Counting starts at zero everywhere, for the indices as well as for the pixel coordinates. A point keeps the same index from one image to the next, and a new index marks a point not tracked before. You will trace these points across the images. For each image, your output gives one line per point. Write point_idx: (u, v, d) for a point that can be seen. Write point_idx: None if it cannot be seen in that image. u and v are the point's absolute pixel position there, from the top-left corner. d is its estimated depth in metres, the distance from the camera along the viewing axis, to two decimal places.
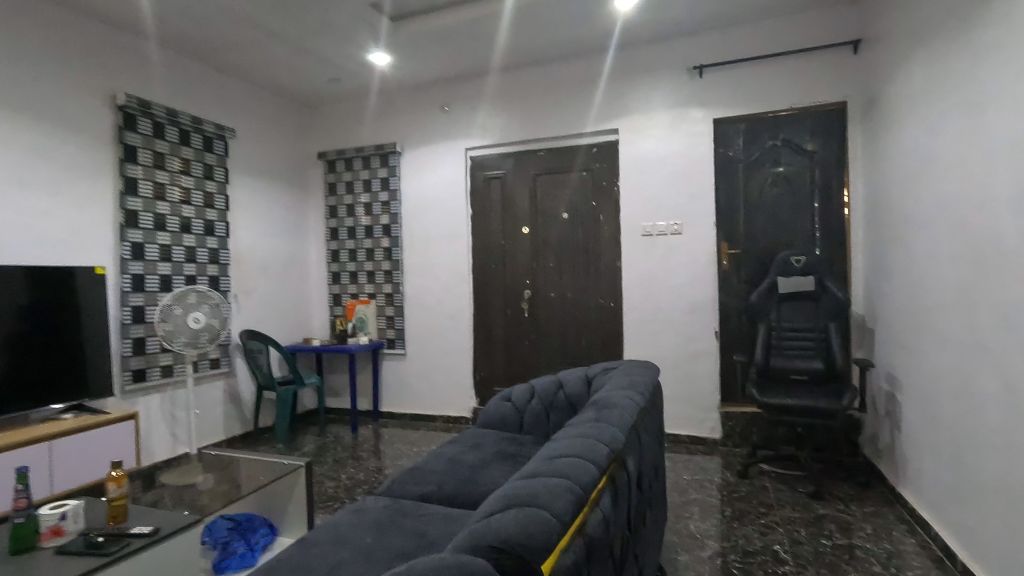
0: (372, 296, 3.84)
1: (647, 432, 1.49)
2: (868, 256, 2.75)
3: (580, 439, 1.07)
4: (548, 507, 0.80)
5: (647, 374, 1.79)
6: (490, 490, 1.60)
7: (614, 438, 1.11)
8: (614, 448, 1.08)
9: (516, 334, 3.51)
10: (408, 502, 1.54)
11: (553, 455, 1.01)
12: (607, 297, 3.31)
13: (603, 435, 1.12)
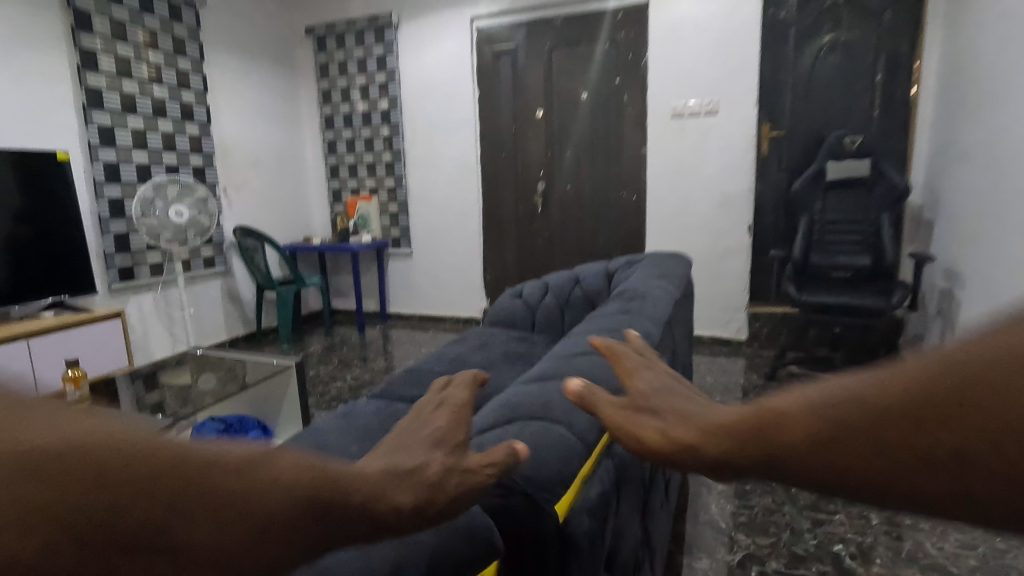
0: (374, 191, 3.56)
1: (680, 329, 1.29)
2: (935, 137, 2.40)
3: (607, 335, 0.86)
4: (566, 421, 0.60)
5: (678, 265, 1.56)
6: (497, 392, 1.43)
7: (649, 335, 0.90)
8: (649, 345, 0.87)
9: (528, 231, 3.24)
10: (403, 406, 1.37)
11: (573, 353, 0.80)
12: (629, 189, 2.98)
13: (636, 330, 0.90)
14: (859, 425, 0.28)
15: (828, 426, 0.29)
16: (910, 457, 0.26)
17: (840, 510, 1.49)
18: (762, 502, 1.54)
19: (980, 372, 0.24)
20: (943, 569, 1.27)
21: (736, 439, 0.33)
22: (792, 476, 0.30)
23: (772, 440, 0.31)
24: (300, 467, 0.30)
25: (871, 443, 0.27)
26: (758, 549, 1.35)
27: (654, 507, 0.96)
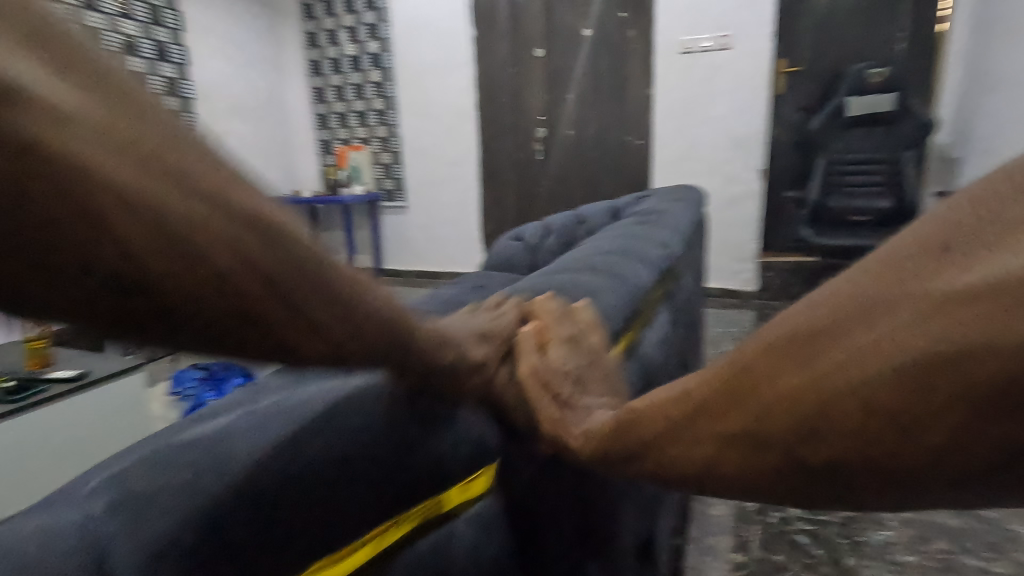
0: (365, 141, 3.39)
1: (699, 258, 1.17)
2: (969, 69, 2.26)
3: (621, 242, 0.73)
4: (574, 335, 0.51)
5: (695, 194, 1.42)
6: None
7: (670, 247, 0.77)
8: (671, 255, 0.75)
9: (528, 180, 3.07)
10: None
11: (582, 256, 0.68)
12: (634, 133, 2.80)
13: (657, 238, 0.78)
14: (723, 423, 0.37)
15: (693, 425, 0.38)
16: (768, 442, 0.35)
17: None
18: None
19: (811, 336, 0.33)
20: (978, 513, 1.18)
21: (621, 435, 0.42)
22: (695, 473, 0.39)
23: (666, 433, 0.40)
24: (399, 315, 0.36)
25: (741, 438, 0.36)
26: None
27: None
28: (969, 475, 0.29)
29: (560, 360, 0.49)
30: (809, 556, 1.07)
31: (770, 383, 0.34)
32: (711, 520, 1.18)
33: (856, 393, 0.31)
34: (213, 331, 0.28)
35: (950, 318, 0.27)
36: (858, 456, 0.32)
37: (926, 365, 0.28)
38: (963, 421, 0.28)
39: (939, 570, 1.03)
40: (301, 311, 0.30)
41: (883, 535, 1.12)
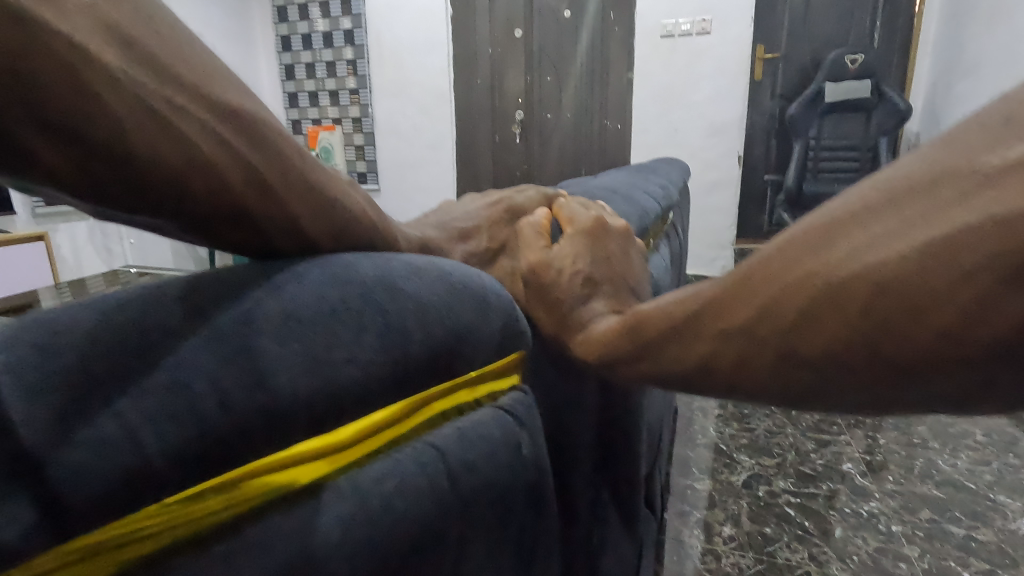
0: (337, 121, 3.27)
1: (682, 222, 1.16)
2: (941, 59, 2.32)
3: (603, 191, 0.69)
4: (579, 251, 0.50)
5: (675, 164, 1.41)
6: None
7: (652, 209, 0.74)
8: (662, 202, 0.80)
9: (505, 164, 3.02)
10: None
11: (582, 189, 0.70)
12: (614, 118, 2.78)
13: (649, 187, 0.82)
14: (728, 321, 0.37)
15: (699, 323, 0.39)
16: (765, 333, 0.35)
17: (844, 429, 1.40)
18: (762, 425, 1.42)
19: (828, 235, 0.32)
20: (960, 484, 1.18)
21: (630, 336, 0.43)
22: (696, 372, 0.39)
23: (670, 334, 0.40)
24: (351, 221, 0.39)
25: (744, 336, 0.36)
26: (763, 469, 1.23)
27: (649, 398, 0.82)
28: (981, 376, 0.28)
29: (569, 261, 0.49)
30: (798, 527, 1.05)
31: (779, 275, 0.34)
32: (699, 494, 1.15)
33: (862, 293, 0.30)
34: (187, 201, 0.30)
35: (982, 194, 0.26)
36: (857, 349, 0.31)
37: (953, 243, 0.27)
38: (981, 309, 0.26)
39: (927, 538, 1.02)
40: (262, 190, 0.33)
41: (870, 505, 1.11)
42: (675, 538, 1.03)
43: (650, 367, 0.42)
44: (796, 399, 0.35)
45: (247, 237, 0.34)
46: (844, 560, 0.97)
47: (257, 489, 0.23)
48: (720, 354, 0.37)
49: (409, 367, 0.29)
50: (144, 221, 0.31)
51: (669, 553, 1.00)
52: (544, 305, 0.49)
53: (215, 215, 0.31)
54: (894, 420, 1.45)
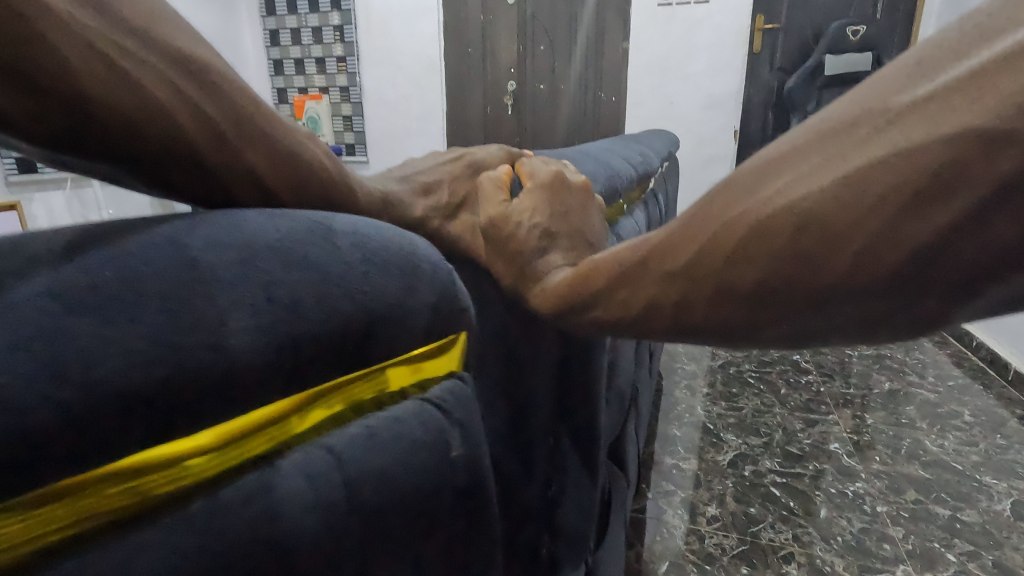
0: (324, 90, 3.17)
1: (667, 197, 1.14)
2: None
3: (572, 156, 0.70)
4: (534, 208, 0.54)
5: (665, 137, 1.38)
6: None
7: (627, 177, 0.74)
8: (639, 172, 0.80)
9: (497, 137, 2.95)
10: None
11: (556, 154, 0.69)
12: (610, 90, 2.73)
13: (631, 157, 0.83)
14: (672, 262, 0.39)
15: (645, 268, 0.41)
16: (704, 271, 0.37)
17: (833, 409, 1.38)
18: (750, 404, 1.41)
19: (756, 180, 0.35)
20: (946, 464, 1.17)
21: (592, 281, 0.46)
22: (642, 313, 0.42)
23: (620, 277, 0.43)
24: (317, 171, 0.40)
25: (687, 274, 0.38)
26: (750, 448, 1.22)
27: (621, 364, 0.82)
28: (884, 302, 0.31)
29: (526, 214, 0.53)
30: (783, 508, 1.03)
31: (718, 215, 0.36)
32: (684, 473, 1.14)
33: (786, 230, 0.32)
34: (146, 149, 0.31)
35: (897, 129, 0.29)
36: (778, 284, 0.34)
37: (871, 174, 0.29)
38: (882, 239, 0.29)
39: (912, 519, 1.01)
40: (219, 142, 0.33)
41: (856, 486, 1.10)
42: (664, 531, 0.99)
43: (604, 311, 0.45)
44: (728, 334, 0.38)
45: (208, 192, 0.34)
46: (828, 541, 0.96)
47: (117, 495, 0.21)
48: (664, 294, 0.40)
49: (304, 351, 0.26)
50: (100, 167, 0.32)
51: (650, 533, 0.99)
52: (504, 257, 0.53)
53: (171, 166, 0.32)
54: (883, 400, 1.43)
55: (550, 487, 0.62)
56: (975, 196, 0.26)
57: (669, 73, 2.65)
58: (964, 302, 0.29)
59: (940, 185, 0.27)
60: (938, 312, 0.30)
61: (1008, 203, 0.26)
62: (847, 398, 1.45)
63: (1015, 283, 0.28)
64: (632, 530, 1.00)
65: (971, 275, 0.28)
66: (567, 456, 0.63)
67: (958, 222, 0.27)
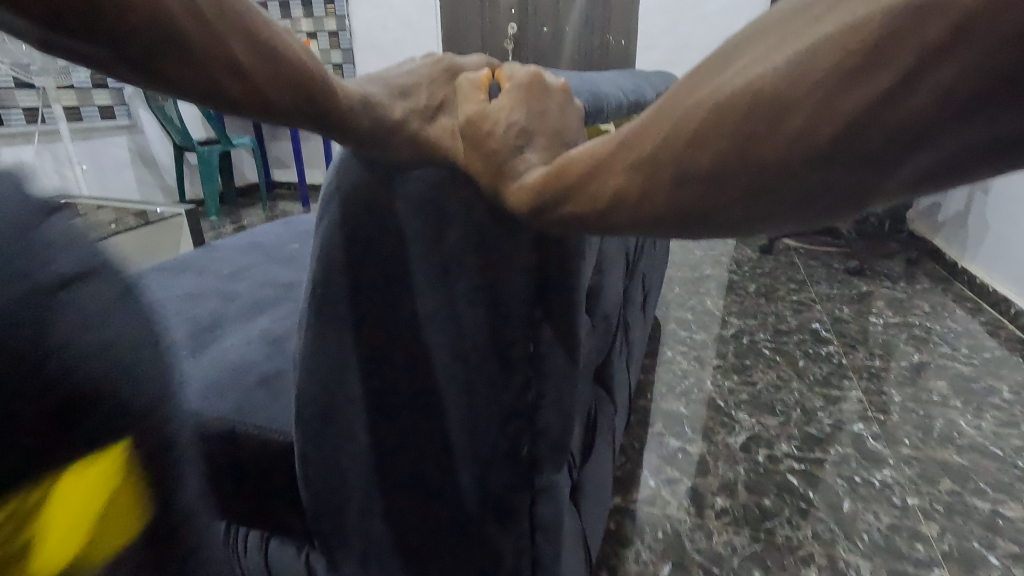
0: (312, 36, 2.91)
1: None
2: None
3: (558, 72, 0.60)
4: (512, 109, 0.46)
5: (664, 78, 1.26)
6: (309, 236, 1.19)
7: (615, 103, 0.65)
8: (626, 102, 0.69)
9: None
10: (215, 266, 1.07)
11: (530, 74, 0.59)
12: (618, 33, 2.52)
13: (621, 91, 0.71)
14: (631, 158, 0.38)
15: (610, 162, 0.39)
16: (662, 158, 0.35)
17: (856, 386, 1.26)
18: (765, 378, 1.29)
19: (715, 69, 0.34)
20: (984, 450, 1.05)
21: (560, 183, 0.41)
22: (603, 210, 0.40)
23: (587, 175, 0.40)
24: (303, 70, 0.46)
25: (645, 170, 0.37)
26: (765, 429, 1.10)
27: (605, 296, 0.76)
28: (826, 175, 0.31)
29: (504, 113, 0.46)
30: (801, 500, 0.93)
31: (677, 107, 0.35)
32: (690, 458, 1.02)
33: (738, 110, 0.32)
34: (140, 26, 0.40)
35: (845, 8, 0.29)
36: (731, 165, 0.33)
37: (816, 55, 0.29)
38: (823, 109, 0.29)
39: (947, 514, 0.90)
40: (206, 32, 0.42)
41: (884, 474, 0.98)
42: (667, 526, 0.88)
43: (569, 216, 0.41)
44: (680, 224, 0.37)
45: (202, 79, 0.43)
46: (853, 539, 0.85)
47: None
48: (623, 184, 0.38)
49: None
50: (114, 55, 0.41)
51: (650, 526, 0.88)
52: (479, 154, 0.45)
53: (168, 54, 0.41)
54: (909, 373, 1.31)
55: (527, 390, 0.53)
56: (909, 65, 0.27)
57: (682, 12, 2.45)
58: (900, 177, 0.30)
59: (880, 56, 0.27)
60: (877, 188, 0.31)
61: (940, 64, 0.26)
62: (873, 372, 1.32)
63: (939, 148, 0.28)
64: (627, 520, 0.90)
65: (899, 141, 0.28)
66: (549, 362, 0.53)
67: (893, 91, 0.27)
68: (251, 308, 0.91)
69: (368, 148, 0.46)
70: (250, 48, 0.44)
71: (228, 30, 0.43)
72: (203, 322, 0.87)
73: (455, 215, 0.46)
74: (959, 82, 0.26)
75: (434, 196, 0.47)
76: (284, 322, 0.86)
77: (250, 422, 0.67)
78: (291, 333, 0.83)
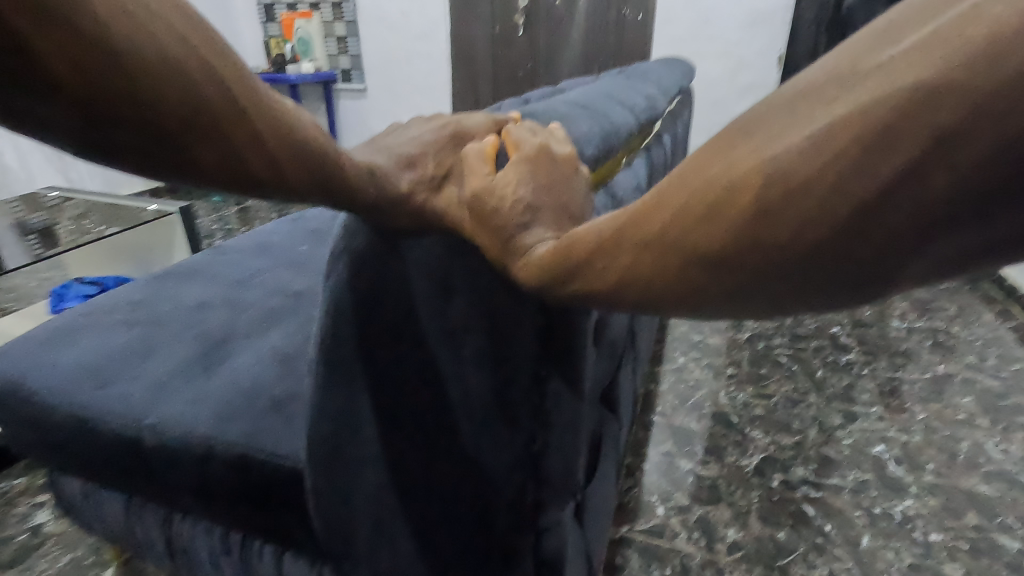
0: (314, 6, 2.79)
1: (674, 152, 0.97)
2: None
3: (558, 109, 0.53)
4: (518, 180, 0.39)
5: (677, 71, 1.18)
6: (334, 225, 1.05)
7: (624, 130, 0.58)
8: (635, 124, 0.63)
9: (506, 61, 2.62)
10: (234, 261, 0.92)
11: (529, 106, 0.53)
12: (636, 6, 2.37)
13: (630, 110, 0.64)
14: (630, 236, 0.30)
15: (607, 244, 0.32)
16: (661, 243, 0.29)
17: (875, 400, 1.20)
18: (781, 390, 1.23)
19: (715, 146, 0.27)
20: (1012, 478, 1.00)
21: (567, 262, 0.34)
22: (606, 293, 0.33)
23: (586, 258, 0.33)
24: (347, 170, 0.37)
25: (644, 251, 0.30)
26: (780, 451, 1.05)
27: (612, 324, 0.70)
28: (854, 265, 0.24)
29: (509, 187, 0.39)
30: (817, 534, 0.88)
31: (677, 187, 0.28)
32: (701, 483, 0.98)
33: (744, 198, 0.25)
34: (192, 158, 0.31)
35: (858, 81, 0.22)
36: (740, 254, 0.26)
37: (826, 138, 0.23)
38: (839, 196, 0.23)
39: (972, 554, 0.85)
40: (266, 158, 0.33)
41: (905, 505, 0.94)
42: (675, 562, 0.85)
43: (575, 295, 0.35)
44: (690, 307, 0.30)
45: (218, 159, 0.31)
46: None
47: None
48: (622, 266, 0.31)
49: None
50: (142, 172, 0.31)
51: (657, 562, 0.85)
52: (484, 228, 0.39)
53: (173, 133, 0.29)
54: (933, 387, 1.25)
55: (531, 441, 0.49)
56: (938, 135, 0.21)
57: None
58: (954, 252, 0.23)
59: (900, 132, 0.21)
60: (921, 265, 0.24)
61: (964, 146, 0.20)
62: (893, 385, 1.25)
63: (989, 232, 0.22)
64: (636, 554, 0.86)
65: (933, 226, 0.22)
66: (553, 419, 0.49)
67: (911, 173, 0.21)
68: (260, 323, 0.77)
69: (378, 219, 0.40)
70: (313, 166, 0.35)
71: (292, 156, 0.34)
72: (210, 339, 0.74)
73: (457, 281, 0.43)
74: (1021, 138, 0.19)
75: (438, 261, 0.43)
76: (301, 335, 0.74)
77: (262, 448, 0.59)
78: (305, 354, 0.71)
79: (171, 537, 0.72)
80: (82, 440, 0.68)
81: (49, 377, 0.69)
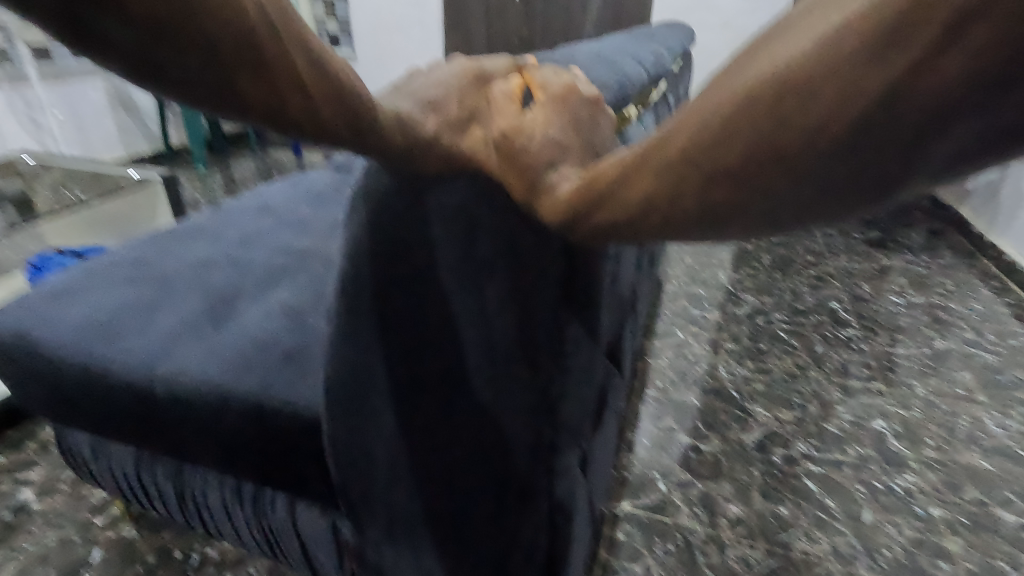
0: None
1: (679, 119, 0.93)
2: None
3: (571, 58, 0.49)
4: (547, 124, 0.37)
5: (679, 34, 1.13)
6: (347, 188, 1.00)
7: (637, 81, 0.54)
8: (646, 79, 0.59)
9: (500, 28, 2.52)
10: (242, 219, 0.89)
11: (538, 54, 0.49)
12: None
13: (641, 65, 0.60)
14: (648, 164, 0.29)
15: (624, 174, 0.31)
16: (675, 165, 0.27)
17: (873, 375, 1.19)
18: (781, 365, 1.22)
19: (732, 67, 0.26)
20: (1011, 453, 1.00)
21: (588, 195, 0.33)
22: (626, 226, 0.32)
23: (605, 192, 0.32)
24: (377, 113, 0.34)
25: (659, 177, 0.29)
26: (780, 426, 1.04)
27: (618, 296, 0.67)
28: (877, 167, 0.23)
29: (538, 127, 0.37)
30: (819, 509, 0.88)
31: (691, 111, 0.27)
32: (702, 458, 0.97)
33: (756, 108, 0.24)
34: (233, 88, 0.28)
35: None
36: (757, 166, 0.25)
37: (838, 40, 0.22)
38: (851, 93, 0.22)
39: (972, 529, 0.86)
40: (302, 97, 0.30)
41: (905, 480, 0.94)
42: (678, 537, 0.84)
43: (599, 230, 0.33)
44: (712, 230, 0.28)
45: (259, 92, 0.29)
46: (873, 556, 0.81)
47: None
48: (641, 197, 0.30)
49: None
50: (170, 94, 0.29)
51: (659, 538, 0.84)
52: (513, 169, 0.37)
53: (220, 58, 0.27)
54: (931, 363, 1.25)
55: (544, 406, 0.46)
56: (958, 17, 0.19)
57: None
58: (974, 138, 0.21)
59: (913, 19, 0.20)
60: (956, 146, 0.21)
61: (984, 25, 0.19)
62: (891, 360, 1.25)
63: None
64: (638, 530, 0.85)
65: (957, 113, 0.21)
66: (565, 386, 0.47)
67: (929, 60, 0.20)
68: (271, 278, 0.74)
69: (405, 167, 0.37)
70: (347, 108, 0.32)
71: (327, 96, 0.31)
72: (221, 294, 0.71)
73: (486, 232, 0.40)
74: None
75: (466, 212, 0.39)
76: (318, 290, 0.71)
77: (277, 396, 0.56)
78: (320, 309, 0.67)
79: (181, 492, 0.69)
80: (89, 392, 0.65)
81: (60, 328, 0.66)
